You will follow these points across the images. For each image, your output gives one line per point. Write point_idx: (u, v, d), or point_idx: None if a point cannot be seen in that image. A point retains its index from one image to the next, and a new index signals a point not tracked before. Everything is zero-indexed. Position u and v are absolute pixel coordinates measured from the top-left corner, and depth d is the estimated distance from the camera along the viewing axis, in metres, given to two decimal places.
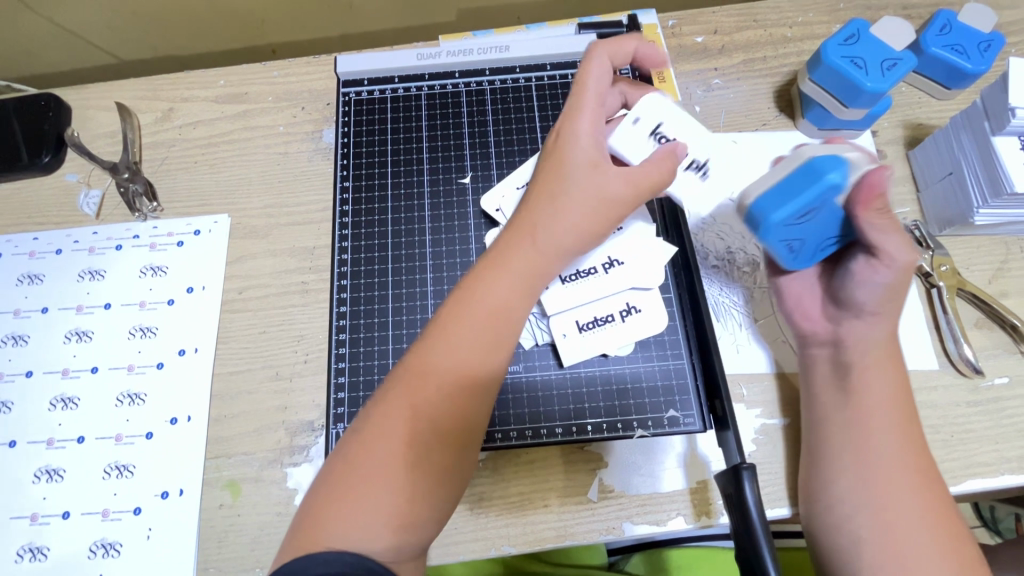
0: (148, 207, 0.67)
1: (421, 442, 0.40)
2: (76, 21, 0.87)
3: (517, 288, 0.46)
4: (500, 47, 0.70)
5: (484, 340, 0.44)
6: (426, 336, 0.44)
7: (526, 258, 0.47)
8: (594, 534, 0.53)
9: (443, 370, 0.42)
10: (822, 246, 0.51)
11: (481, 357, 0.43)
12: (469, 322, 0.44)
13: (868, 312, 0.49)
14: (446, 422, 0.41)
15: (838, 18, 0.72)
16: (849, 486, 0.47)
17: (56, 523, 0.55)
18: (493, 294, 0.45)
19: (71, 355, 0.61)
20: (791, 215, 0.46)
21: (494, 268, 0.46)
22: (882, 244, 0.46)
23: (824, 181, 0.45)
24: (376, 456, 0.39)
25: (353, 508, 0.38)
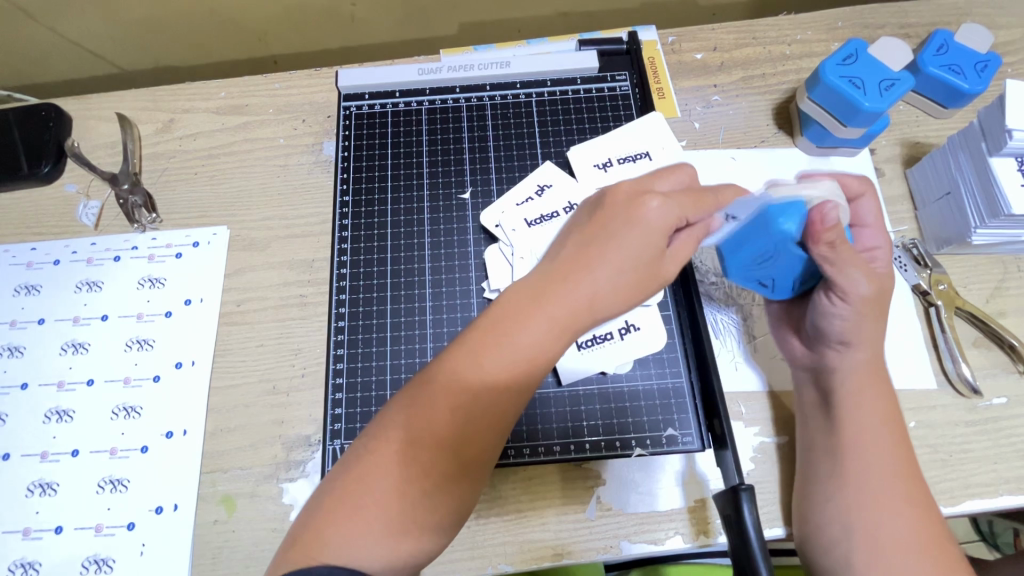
0: (147, 219, 0.66)
1: (422, 481, 0.39)
2: (79, 31, 0.88)
3: (547, 331, 0.41)
4: (501, 63, 0.71)
5: (502, 381, 0.40)
6: (448, 358, 0.41)
7: (568, 305, 0.42)
8: (591, 553, 0.53)
9: (459, 397, 0.40)
10: (799, 280, 0.51)
11: (493, 397, 0.40)
12: (486, 363, 0.40)
13: (836, 342, 0.50)
14: (448, 460, 0.39)
15: (836, 37, 0.73)
16: (837, 508, 0.48)
17: (48, 538, 0.54)
18: (516, 337, 0.41)
19: (67, 367, 0.60)
20: (747, 256, 0.50)
21: (533, 306, 0.42)
22: (835, 278, 0.46)
23: (773, 231, 0.47)
24: (373, 491, 0.38)
25: (348, 534, 0.37)
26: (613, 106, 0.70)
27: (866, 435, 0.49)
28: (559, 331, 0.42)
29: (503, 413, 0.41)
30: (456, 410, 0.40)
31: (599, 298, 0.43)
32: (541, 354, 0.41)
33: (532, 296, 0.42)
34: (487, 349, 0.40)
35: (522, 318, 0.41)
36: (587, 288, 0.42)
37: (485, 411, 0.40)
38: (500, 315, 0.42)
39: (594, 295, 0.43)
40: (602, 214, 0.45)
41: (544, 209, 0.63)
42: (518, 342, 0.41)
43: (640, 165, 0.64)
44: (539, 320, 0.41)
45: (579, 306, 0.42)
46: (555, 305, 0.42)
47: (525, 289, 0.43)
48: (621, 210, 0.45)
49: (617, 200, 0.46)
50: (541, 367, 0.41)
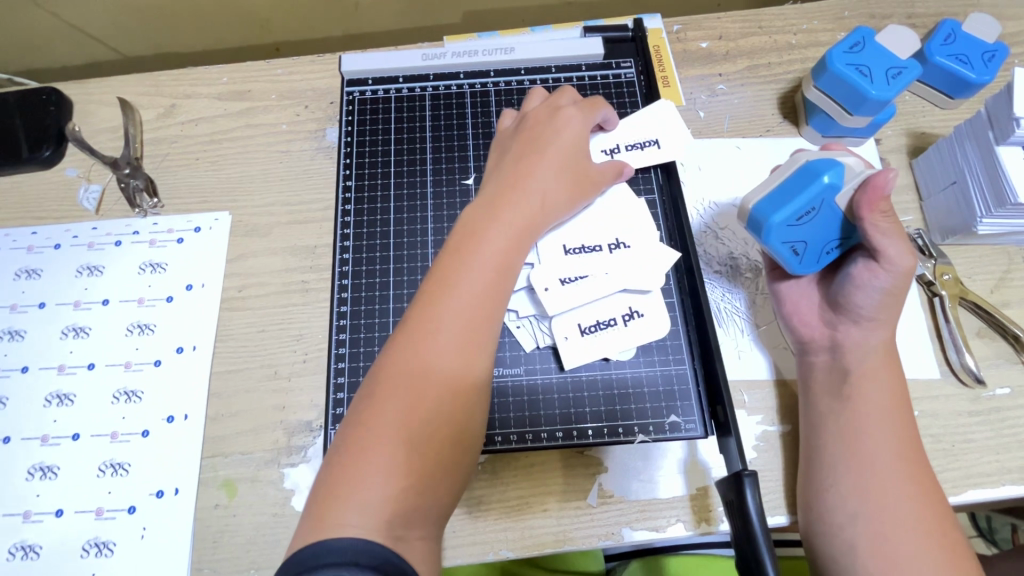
0: (148, 204, 0.66)
1: (431, 408, 0.40)
2: (80, 16, 0.87)
3: (506, 236, 0.48)
4: (506, 49, 0.70)
5: (473, 293, 0.44)
6: (427, 292, 0.45)
7: (517, 210, 0.50)
8: (592, 539, 0.52)
9: (451, 318, 0.43)
10: (825, 250, 0.51)
11: (473, 313, 0.44)
12: (458, 280, 0.44)
13: (867, 316, 0.50)
14: (445, 387, 0.41)
15: (843, 26, 0.72)
16: (843, 492, 0.47)
17: (49, 521, 0.54)
18: (481, 244, 0.47)
19: (68, 351, 0.60)
20: (792, 215, 0.48)
21: (486, 220, 0.48)
22: (883, 247, 0.47)
23: (824, 181, 0.47)
24: (383, 430, 0.39)
25: (365, 479, 0.37)
26: (619, 93, 0.69)
27: (872, 420, 0.49)
28: (515, 236, 0.48)
29: (488, 323, 0.45)
30: (440, 330, 0.43)
31: (548, 203, 0.53)
32: (506, 259, 0.47)
33: (487, 210, 0.49)
34: (454, 269, 0.45)
35: (481, 228, 0.48)
36: (533, 193, 0.52)
37: (466, 328, 0.43)
38: (463, 232, 0.48)
39: (541, 200, 0.52)
40: (528, 139, 0.56)
41: None
42: (481, 252, 0.46)
43: (648, 152, 0.64)
44: (497, 229, 0.48)
45: (527, 207, 0.50)
46: (508, 213, 0.49)
47: (477, 212, 0.49)
48: (547, 130, 0.56)
49: (542, 126, 0.57)
50: (512, 272, 0.47)
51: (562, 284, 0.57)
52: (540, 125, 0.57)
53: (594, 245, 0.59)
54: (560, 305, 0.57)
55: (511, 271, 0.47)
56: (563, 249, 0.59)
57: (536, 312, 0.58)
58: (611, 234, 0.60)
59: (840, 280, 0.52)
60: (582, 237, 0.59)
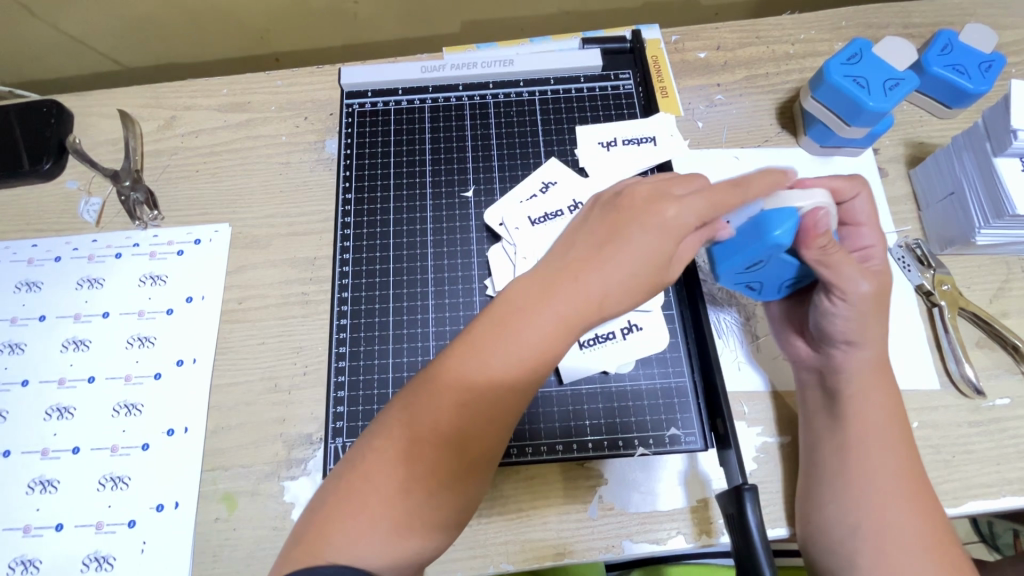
0: (149, 216, 0.66)
1: (424, 479, 0.38)
2: (80, 28, 0.88)
3: (556, 321, 0.39)
4: (505, 61, 0.71)
5: (504, 379, 0.39)
6: (459, 347, 0.40)
7: (576, 298, 0.39)
8: (593, 552, 0.52)
9: (468, 388, 0.39)
10: (784, 284, 0.52)
11: (495, 395, 0.39)
12: (487, 359, 0.39)
13: (838, 341, 0.50)
14: (453, 458, 0.39)
15: (840, 36, 0.73)
16: (841, 508, 0.48)
17: (49, 535, 0.54)
18: (525, 326, 0.39)
19: (68, 364, 0.60)
20: (740, 263, 0.48)
21: (542, 294, 0.40)
22: (833, 280, 0.47)
23: (772, 240, 0.45)
24: (380, 485, 0.38)
25: (358, 525, 0.37)
26: (617, 104, 0.70)
27: (869, 439, 0.49)
28: (565, 329, 0.39)
29: (508, 411, 0.40)
30: (454, 404, 0.39)
31: (612, 295, 0.40)
32: (545, 352, 0.39)
33: (541, 289, 0.40)
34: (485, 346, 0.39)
35: (530, 306, 0.39)
36: (594, 282, 0.40)
37: (485, 411, 0.39)
38: (511, 302, 0.40)
39: (603, 294, 0.40)
40: (609, 221, 0.43)
41: (550, 205, 0.63)
42: (526, 333, 0.39)
43: (643, 148, 0.66)
44: (545, 314, 0.39)
45: (587, 300, 0.40)
46: (559, 300, 0.39)
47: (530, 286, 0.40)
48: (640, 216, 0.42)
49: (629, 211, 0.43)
50: (548, 363, 0.40)
51: (580, 345, 0.57)
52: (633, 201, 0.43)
53: None
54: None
55: (552, 358, 0.40)
56: None
57: None
58: None
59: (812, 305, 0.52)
60: None
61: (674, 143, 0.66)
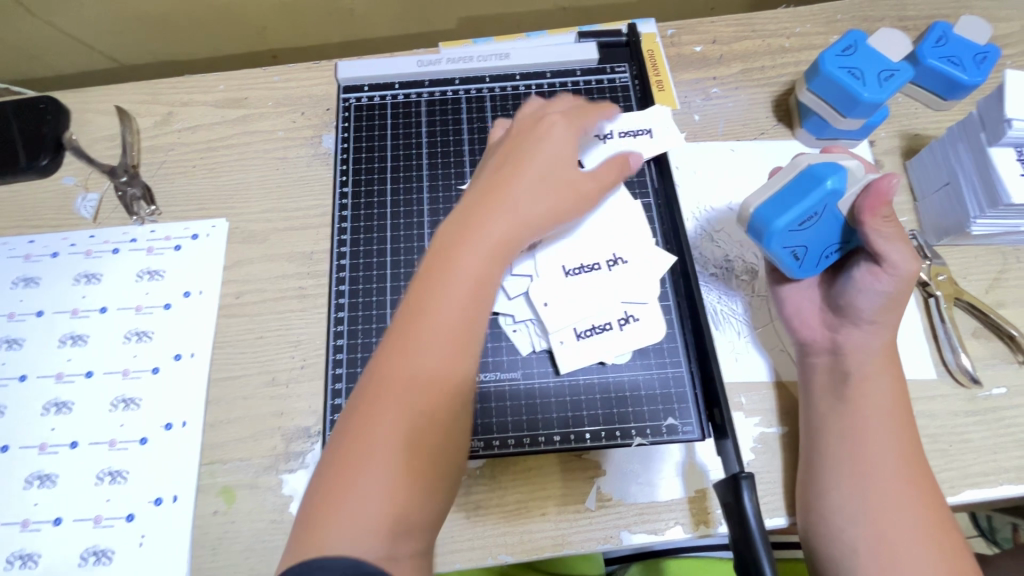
0: (146, 211, 0.66)
1: (403, 449, 0.38)
2: (76, 25, 0.88)
3: (483, 250, 0.44)
4: (500, 55, 0.71)
5: (451, 322, 0.42)
6: (405, 313, 0.42)
7: (497, 221, 0.46)
8: (591, 543, 0.53)
9: (423, 343, 0.41)
10: (825, 254, 0.51)
11: (456, 327, 0.42)
12: (435, 297, 0.42)
13: (867, 319, 0.50)
14: (422, 420, 0.39)
15: (836, 29, 0.73)
16: (843, 495, 0.47)
17: (48, 530, 0.54)
18: (459, 265, 0.43)
19: (65, 359, 0.60)
20: (793, 220, 0.47)
21: (466, 231, 0.45)
22: (886, 252, 0.47)
23: (827, 186, 0.46)
24: (362, 466, 0.37)
25: (348, 513, 0.36)
26: (613, 98, 0.70)
27: (872, 425, 0.49)
28: (495, 252, 0.45)
29: (464, 348, 0.42)
30: (417, 347, 0.41)
31: (532, 213, 0.49)
32: (485, 264, 0.45)
33: (464, 229, 0.46)
34: (432, 285, 0.43)
35: (457, 245, 0.44)
36: (513, 203, 0.48)
37: (444, 356, 0.41)
38: (441, 250, 0.44)
39: (524, 207, 0.48)
40: (507, 153, 0.52)
41: None
42: (459, 272, 0.43)
43: (639, 140, 0.65)
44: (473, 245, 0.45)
45: (508, 219, 0.47)
46: (485, 229, 0.46)
47: (453, 225, 0.46)
48: (531, 136, 0.53)
49: (525, 140, 0.53)
50: (488, 291, 0.44)
51: (577, 337, 0.57)
52: (530, 136, 0.53)
53: (592, 263, 0.59)
54: (556, 314, 0.57)
55: (489, 288, 0.44)
56: (564, 270, 0.58)
57: (534, 319, 0.58)
58: (607, 249, 0.60)
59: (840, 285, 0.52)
60: (581, 255, 0.59)
61: (670, 137, 0.64)
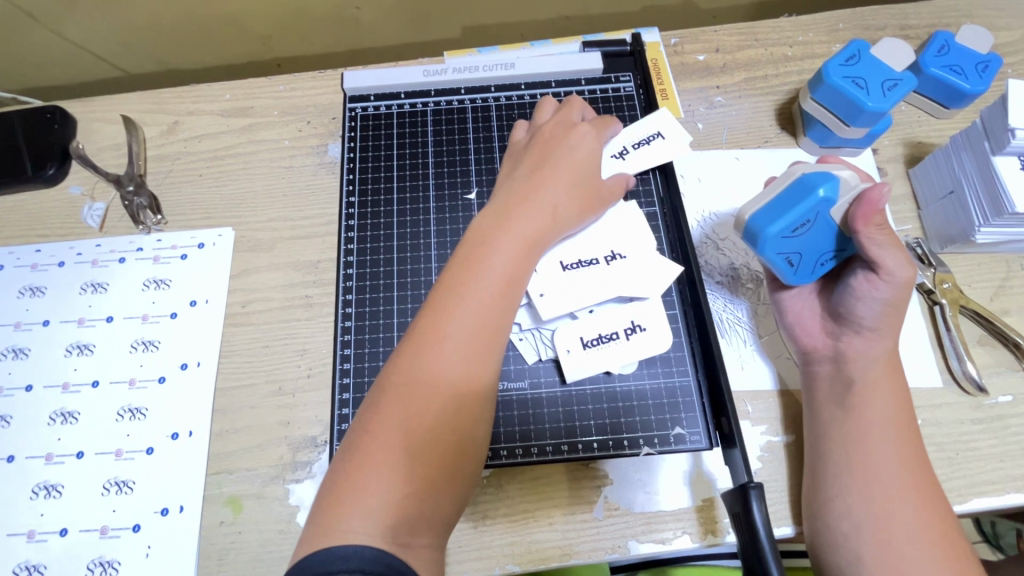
0: (152, 220, 0.67)
1: (431, 421, 0.41)
2: (82, 34, 0.88)
3: (514, 243, 0.49)
4: (506, 64, 0.71)
5: (483, 308, 0.45)
6: (439, 295, 0.46)
7: (527, 217, 0.51)
8: (599, 553, 0.52)
9: (457, 323, 0.44)
10: (820, 261, 0.51)
11: (483, 323, 0.45)
12: (471, 280, 0.46)
13: (867, 327, 0.50)
14: (452, 398, 0.42)
15: (838, 38, 0.73)
16: (848, 503, 0.47)
17: (53, 540, 0.54)
18: (492, 255, 0.48)
19: (72, 369, 0.60)
20: (786, 227, 0.48)
21: (500, 224, 0.50)
22: (881, 259, 0.47)
23: (819, 194, 0.47)
24: (391, 433, 0.40)
25: (371, 483, 0.39)
26: (618, 107, 0.70)
27: (875, 432, 0.49)
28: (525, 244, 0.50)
29: (496, 334, 0.45)
30: (446, 338, 0.44)
31: (558, 211, 0.54)
32: (515, 265, 0.48)
33: (498, 222, 0.50)
34: (463, 281, 0.46)
35: (491, 236, 0.49)
36: (542, 202, 0.53)
37: (475, 339, 0.44)
38: (475, 239, 0.49)
39: (552, 206, 0.53)
40: (538, 156, 0.57)
41: None
42: (493, 260, 0.47)
43: (655, 145, 0.65)
44: (506, 238, 0.49)
45: (537, 215, 0.52)
46: (517, 222, 0.50)
47: (487, 220, 0.51)
48: (558, 143, 0.58)
49: (553, 144, 0.58)
50: (519, 281, 0.48)
51: (584, 347, 0.57)
52: (559, 142, 0.58)
53: (590, 258, 0.59)
54: (551, 304, 0.57)
55: (521, 279, 0.49)
56: (561, 265, 0.59)
57: (528, 320, 0.58)
58: (605, 245, 0.60)
59: (840, 292, 0.52)
60: (579, 251, 0.59)
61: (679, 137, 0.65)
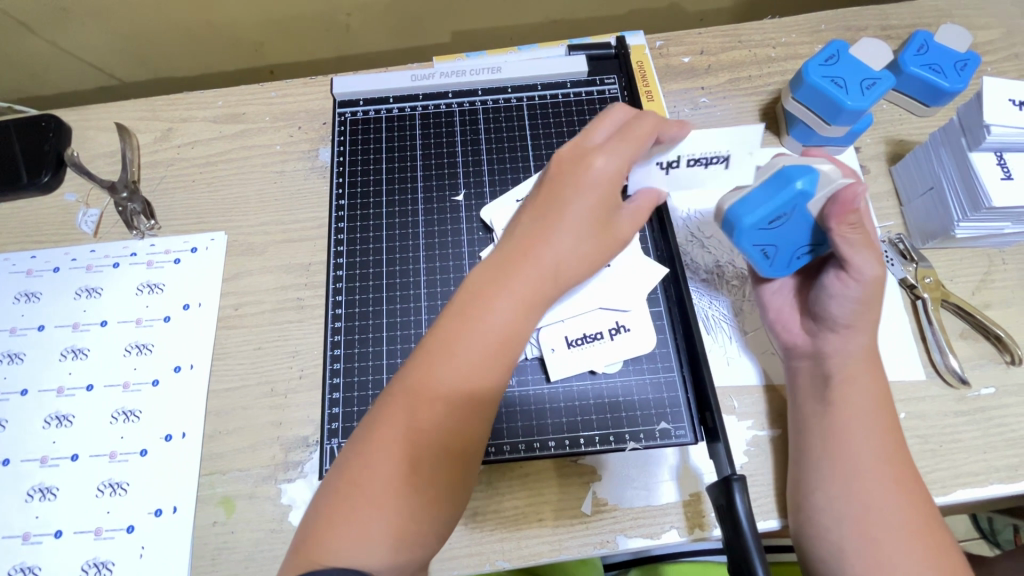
0: (145, 225, 0.67)
1: (416, 475, 0.40)
2: (76, 43, 0.89)
3: (515, 303, 0.43)
4: (493, 68, 0.72)
5: (473, 374, 0.41)
6: (428, 353, 0.42)
7: (529, 273, 0.43)
8: (587, 548, 0.53)
9: (446, 384, 0.41)
10: (796, 255, 0.51)
11: (474, 385, 0.41)
12: (463, 342, 0.42)
13: (843, 325, 0.51)
14: (438, 456, 0.40)
15: (819, 39, 0.74)
16: (829, 496, 0.48)
17: (48, 542, 0.54)
18: (489, 317, 0.42)
19: (66, 372, 0.61)
20: (764, 219, 0.46)
21: (499, 280, 0.43)
22: (851, 258, 0.47)
23: (797, 187, 0.45)
24: (373, 488, 0.39)
25: (354, 533, 0.38)
26: (603, 110, 0.71)
27: (854, 426, 0.49)
28: (525, 305, 0.43)
29: (485, 402, 0.42)
30: (436, 399, 0.41)
31: (567, 262, 0.45)
32: (513, 327, 0.43)
33: (496, 275, 0.43)
34: (454, 342, 0.42)
35: (489, 294, 0.43)
36: (548, 256, 0.44)
37: (464, 402, 0.41)
38: (471, 295, 0.43)
39: (559, 261, 0.45)
40: (547, 193, 0.46)
41: None
42: (489, 322, 0.42)
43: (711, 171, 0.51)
44: (507, 295, 0.43)
45: (543, 273, 0.44)
46: (518, 280, 0.43)
47: (484, 274, 0.44)
48: (569, 175, 0.46)
49: (564, 176, 0.46)
50: (516, 345, 0.43)
51: (569, 347, 0.58)
52: (571, 166, 0.47)
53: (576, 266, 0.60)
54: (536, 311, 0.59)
55: (518, 341, 0.43)
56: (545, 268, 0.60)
57: None
58: None
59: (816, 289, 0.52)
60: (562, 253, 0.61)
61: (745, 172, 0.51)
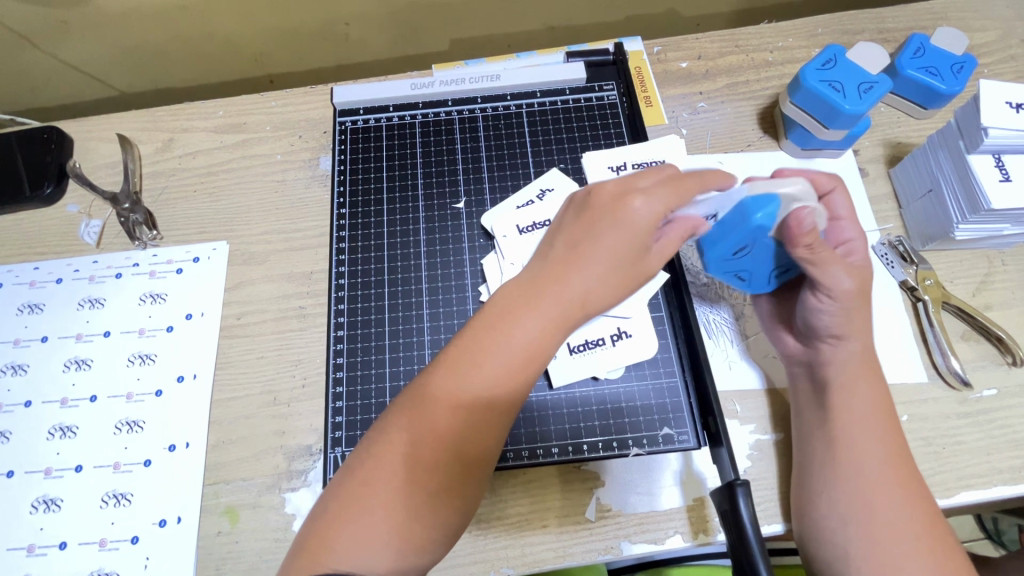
0: (148, 236, 0.68)
1: (428, 480, 0.40)
2: (77, 55, 0.90)
3: (540, 325, 0.42)
4: (492, 76, 0.73)
5: (493, 384, 0.41)
6: (449, 360, 0.42)
7: (558, 300, 0.42)
8: (592, 554, 0.53)
9: (466, 392, 0.41)
10: (771, 273, 0.53)
11: (493, 395, 0.41)
12: (485, 353, 0.41)
13: (827, 336, 0.51)
14: (452, 462, 0.41)
15: (816, 43, 0.75)
16: (832, 498, 0.48)
17: (52, 554, 0.54)
18: (513, 332, 0.42)
19: (70, 384, 0.61)
20: (725, 252, 0.50)
21: (526, 301, 0.42)
22: (818, 278, 0.48)
23: (753, 224, 0.46)
24: (385, 489, 0.39)
25: (362, 535, 0.38)
26: (602, 116, 0.72)
27: (856, 430, 0.50)
28: (551, 328, 0.42)
29: (503, 415, 0.42)
30: (456, 405, 0.41)
31: (595, 294, 0.43)
32: (535, 352, 0.42)
33: (524, 295, 0.43)
34: (475, 352, 0.42)
35: (515, 314, 0.42)
36: (576, 286, 0.43)
37: (481, 411, 0.41)
38: (495, 312, 0.43)
39: (584, 292, 0.43)
40: (582, 222, 0.45)
41: (539, 215, 0.65)
42: (512, 338, 0.42)
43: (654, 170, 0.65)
44: (533, 317, 0.42)
45: (568, 303, 0.43)
46: (545, 304, 0.42)
47: (510, 295, 0.43)
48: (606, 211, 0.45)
49: (599, 209, 0.45)
50: (539, 363, 0.42)
51: (570, 353, 0.58)
52: (613, 199, 0.45)
53: None
54: None
55: (541, 360, 0.43)
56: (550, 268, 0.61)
57: None
58: None
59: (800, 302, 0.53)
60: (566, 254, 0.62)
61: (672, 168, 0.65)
